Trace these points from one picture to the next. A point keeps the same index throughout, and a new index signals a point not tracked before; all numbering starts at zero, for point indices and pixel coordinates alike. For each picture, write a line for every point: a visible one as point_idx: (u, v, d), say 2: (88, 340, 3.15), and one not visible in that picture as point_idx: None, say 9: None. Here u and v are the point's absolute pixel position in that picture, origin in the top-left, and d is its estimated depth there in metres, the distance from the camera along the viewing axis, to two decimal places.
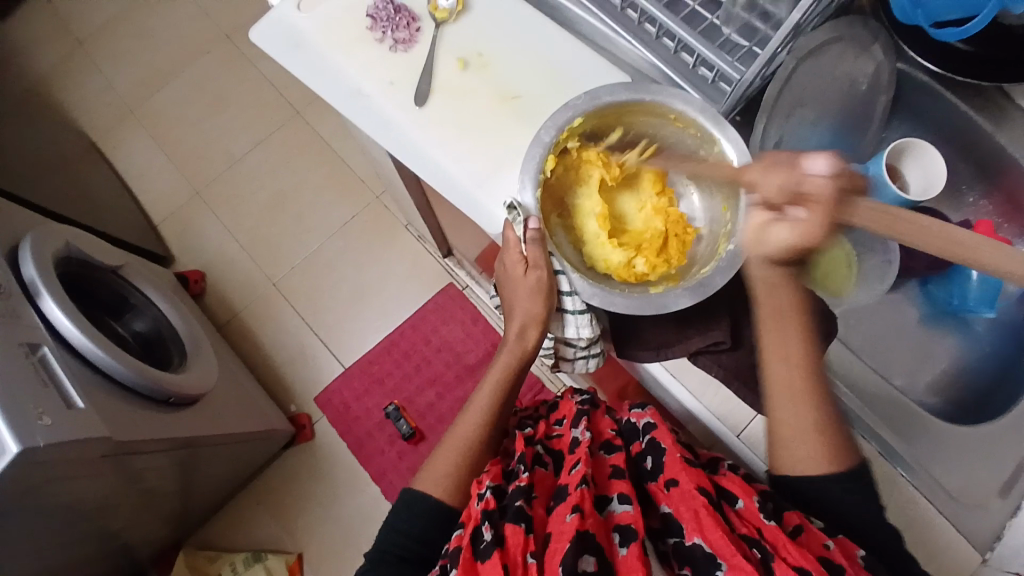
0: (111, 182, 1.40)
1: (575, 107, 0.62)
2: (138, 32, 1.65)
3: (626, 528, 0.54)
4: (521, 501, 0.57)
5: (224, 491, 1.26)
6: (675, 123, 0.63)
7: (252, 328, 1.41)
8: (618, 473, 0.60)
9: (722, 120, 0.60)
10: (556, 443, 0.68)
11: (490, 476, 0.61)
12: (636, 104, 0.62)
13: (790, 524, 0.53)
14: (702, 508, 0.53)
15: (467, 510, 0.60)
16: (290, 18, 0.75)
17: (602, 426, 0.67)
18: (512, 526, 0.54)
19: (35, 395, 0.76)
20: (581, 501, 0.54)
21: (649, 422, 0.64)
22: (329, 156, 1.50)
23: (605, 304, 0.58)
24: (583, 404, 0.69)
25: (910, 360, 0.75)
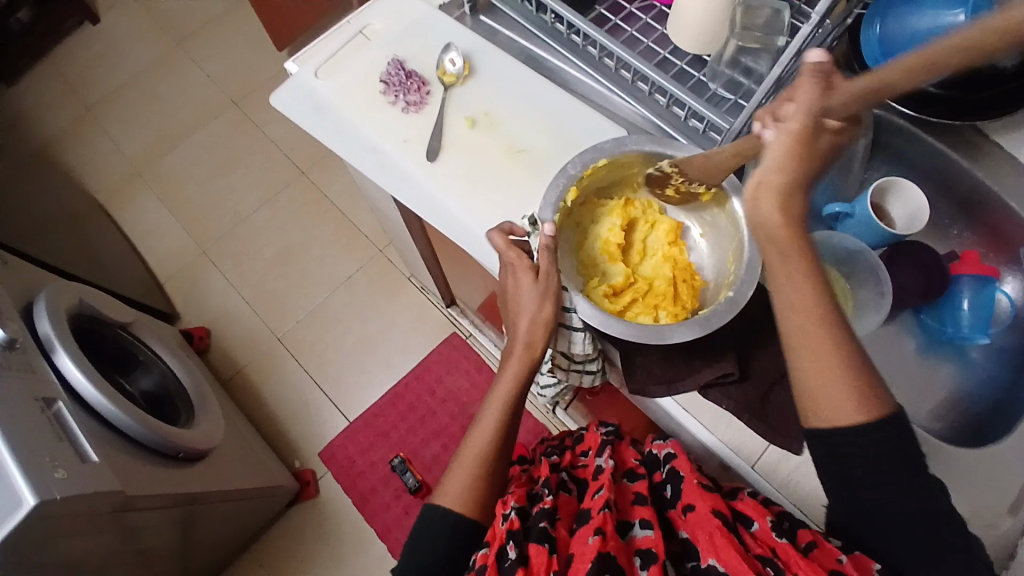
0: (118, 241, 1.43)
1: (600, 149, 0.65)
2: (148, 100, 1.72)
3: (647, 552, 0.55)
4: (545, 522, 0.58)
5: (225, 552, 1.22)
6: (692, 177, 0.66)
7: (256, 383, 1.41)
8: (641, 499, 0.61)
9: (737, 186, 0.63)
10: (580, 471, 0.70)
11: (514, 498, 0.63)
12: (658, 156, 0.66)
13: (803, 541, 0.55)
14: (717, 530, 0.54)
15: (492, 530, 0.61)
16: (309, 84, 0.80)
17: (625, 455, 0.69)
18: (536, 547, 0.56)
19: (50, 449, 0.76)
20: (604, 524, 0.56)
21: (670, 453, 0.65)
22: (334, 213, 1.54)
23: (602, 325, 0.60)
24: (607, 435, 0.72)
25: (915, 387, 0.76)
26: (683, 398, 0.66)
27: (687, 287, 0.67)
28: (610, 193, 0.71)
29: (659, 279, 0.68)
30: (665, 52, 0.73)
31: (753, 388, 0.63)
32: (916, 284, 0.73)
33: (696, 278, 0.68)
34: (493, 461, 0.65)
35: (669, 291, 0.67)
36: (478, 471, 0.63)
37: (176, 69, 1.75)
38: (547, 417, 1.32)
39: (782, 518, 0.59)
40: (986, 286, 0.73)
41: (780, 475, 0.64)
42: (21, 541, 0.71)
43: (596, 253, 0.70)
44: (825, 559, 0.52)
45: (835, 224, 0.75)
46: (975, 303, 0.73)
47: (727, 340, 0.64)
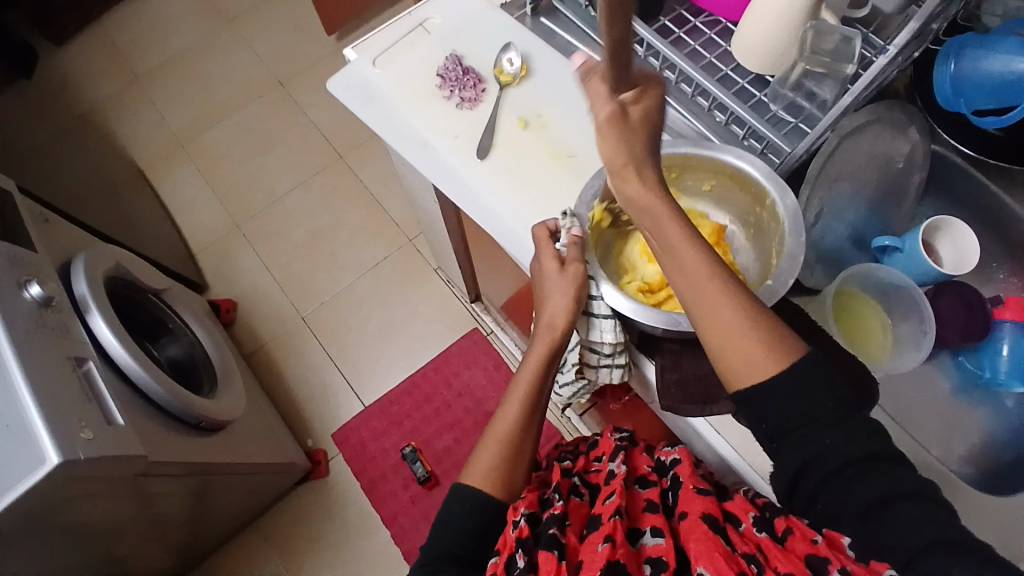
0: (154, 209, 1.45)
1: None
2: (194, 72, 1.74)
3: (657, 561, 0.56)
4: (555, 529, 0.58)
5: (234, 523, 1.24)
6: (732, 177, 0.66)
7: (277, 360, 1.42)
8: (652, 507, 0.61)
9: (776, 178, 0.63)
10: (593, 476, 0.69)
11: (525, 503, 0.62)
12: (698, 157, 0.66)
13: (779, 530, 0.54)
14: (702, 534, 0.54)
15: (502, 537, 0.61)
16: (365, 72, 0.80)
17: (638, 461, 0.69)
18: (545, 553, 0.55)
19: (78, 408, 0.77)
20: (614, 532, 0.56)
21: (677, 458, 0.66)
22: (367, 200, 1.55)
23: (635, 313, 0.59)
24: (621, 440, 0.71)
25: (944, 429, 0.75)
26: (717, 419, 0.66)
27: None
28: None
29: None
30: (727, 69, 0.72)
31: None
32: (956, 320, 0.73)
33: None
34: (520, 443, 0.65)
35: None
36: (505, 451, 0.64)
37: (224, 45, 1.77)
38: (562, 421, 1.31)
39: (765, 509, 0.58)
40: None
41: None
42: (44, 496, 0.72)
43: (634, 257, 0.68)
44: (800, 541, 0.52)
45: (882, 257, 0.74)
46: (1016, 351, 0.72)
47: None
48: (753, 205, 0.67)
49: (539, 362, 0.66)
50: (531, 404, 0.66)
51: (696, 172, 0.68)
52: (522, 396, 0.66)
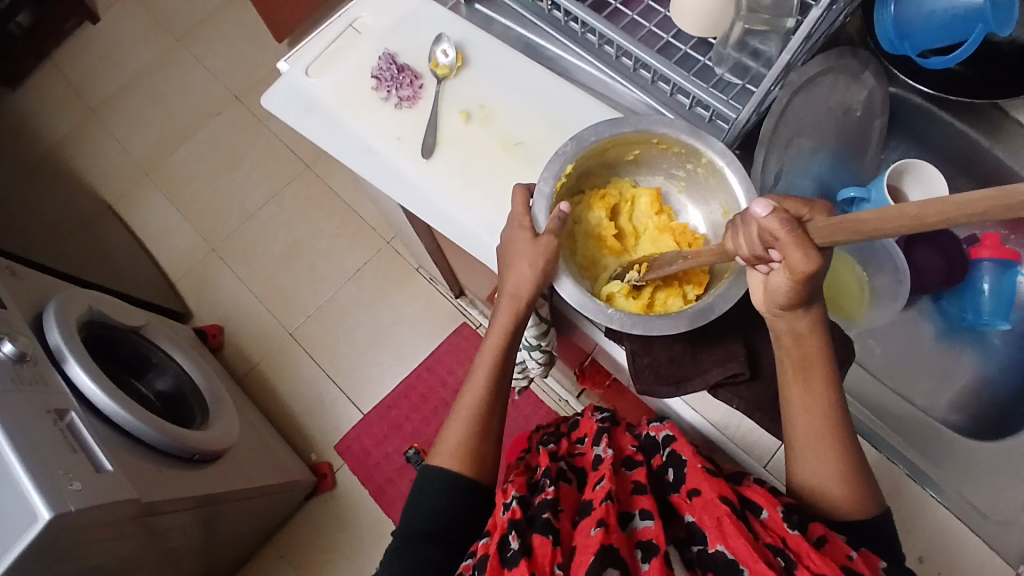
0: (128, 243, 1.44)
1: (566, 155, 0.62)
2: (150, 98, 1.72)
3: (648, 544, 0.51)
4: (548, 513, 0.54)
5: (247, 545, 1.25)
6: (658, 145, 0.65)
7: (270, 378, 1.42)
8: (641, 488, 0.57)
9: (701, 133, 0.61)
10: (579, 460, 0.65)
11: (515, 487, 0.59)
12: (621, 136, 0.63)
13: (814, 534, 0.51)
14: (724, 517, 0.50)
15: (492, 520, 0.57)
16: (299, 83, 0.78)
17: (623, 442, 0.64)
18: (539, 538, 0.52)
19: (64, 461, 0.77)
20: (606, 515, 0.52)
21: (668, 435, 0.61)
22: (340, 206, 1.53)
23: (649, 330, 0.57)
24: (603, 422, 0.67)
25: (930, 380, 0.74)
26: (692, 397, 0.65)
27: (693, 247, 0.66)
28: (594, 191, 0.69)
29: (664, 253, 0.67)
30: (668, 36, 0.69)
31: (763, 388, 0.61)
32: (934, 269, 0.71)
33: (696, 237, 0.68)
34: (487, 417, 0.63)
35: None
36: (470, 427, 0.62)
37: (177, 67, 1.74)
38: (560, 405, 1.30)
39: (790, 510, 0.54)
40: (1007, 270, 0.69)
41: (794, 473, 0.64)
42: (39, 553, 0.72)
43: (595, 252, 0.67)
44: (836, 554, 0.49)
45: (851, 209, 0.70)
46: (996, 288, 0.70)
47: (733, 334, 0.62)
48: (684, 163, 0.66)
49: (503, 328, 0.63)
50: (498, 375, 0.64)
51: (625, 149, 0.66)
52: (487, 368, 0.64)
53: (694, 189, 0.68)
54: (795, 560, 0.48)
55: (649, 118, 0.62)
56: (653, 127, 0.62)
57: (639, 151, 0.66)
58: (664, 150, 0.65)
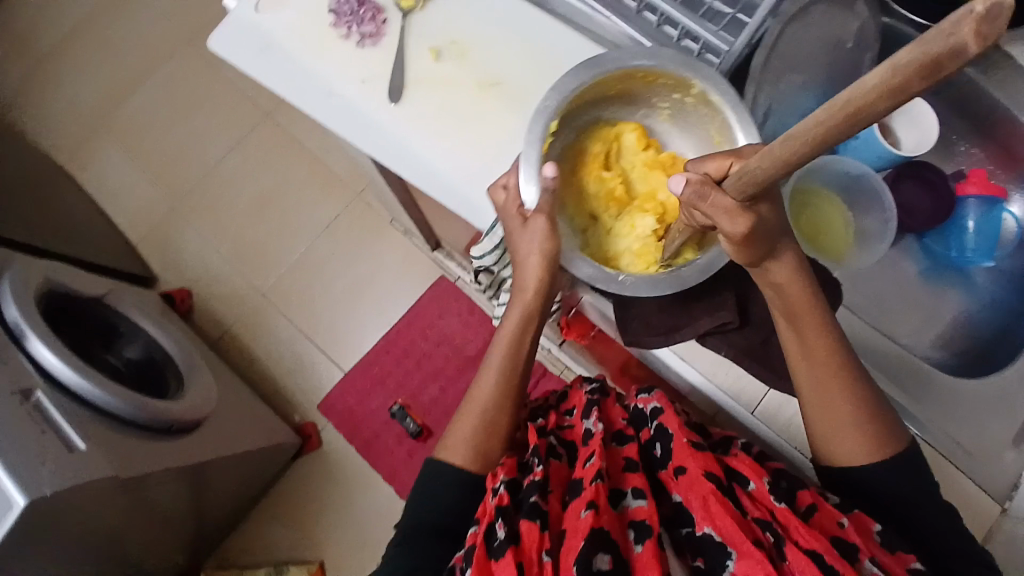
0: (81, 204, 1.36)
1: (548, 110, 0.58)
2: (89, 46, 1.59)
3: (640, 524, 0.50)
4: (536, 497, 0.53)
5: (236, 507, 1.25)
6: (643, 79, 0.61)
7: (246, 340, 1.39)
8: (632, 465, 0.56)
9: (688, 60, 0.57)
10: (568, 433, 0.64)
11: (505, 469, 0.58)
12: (600, 76, 0.59)
13: (803, 504, 0.53)
14: (711, 495, 0.50)
15: (482, 506, 0.56)
16: (250, 21, 0.72)
17: (613, 415, 0.64)
18: (527, 523, 0.51)
19: (33, 443, 0.74)
20: (596, 496, 0.51)
21: (656, 406, 0.61)
22: (305, 158, 1.46)
23: (658, 290, 0.55)
24: (593, 394, 0.66)
25: (915, 320, 0.75)
26: (682, 348, 0.65)
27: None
28: (579, 143, 0.65)
29: (658, 191, 0.64)
30: None
31: (755, 337, 0.60)
32: (922, 209, 0.71)
33: (687, 162, 0.65)
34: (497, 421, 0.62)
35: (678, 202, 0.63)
36: (480, 426, 0.62)
37: (116, 13, 1.60)
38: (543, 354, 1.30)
39: (778, 476, 0.57)
40: (992, 208, 0.70)
41: (781, 417, 0.64)
42: (17, 538, 0.70)
43: (597, 206, 0.65)
44: (825, 523, 0.51)
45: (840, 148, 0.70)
46: (981, 225, 0.71)
47: (724, 286, 0.61)
48: (675, 94, 0.62)
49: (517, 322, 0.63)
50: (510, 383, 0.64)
51: (608, 87, 0.62)
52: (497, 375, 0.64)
53: (689, 121, 0.64)
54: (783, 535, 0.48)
55: (627, 51, 0.58)
56: (630, 57, 0.58)
57: (623, 86, 0.63)
58: (651, 82, 0.61)
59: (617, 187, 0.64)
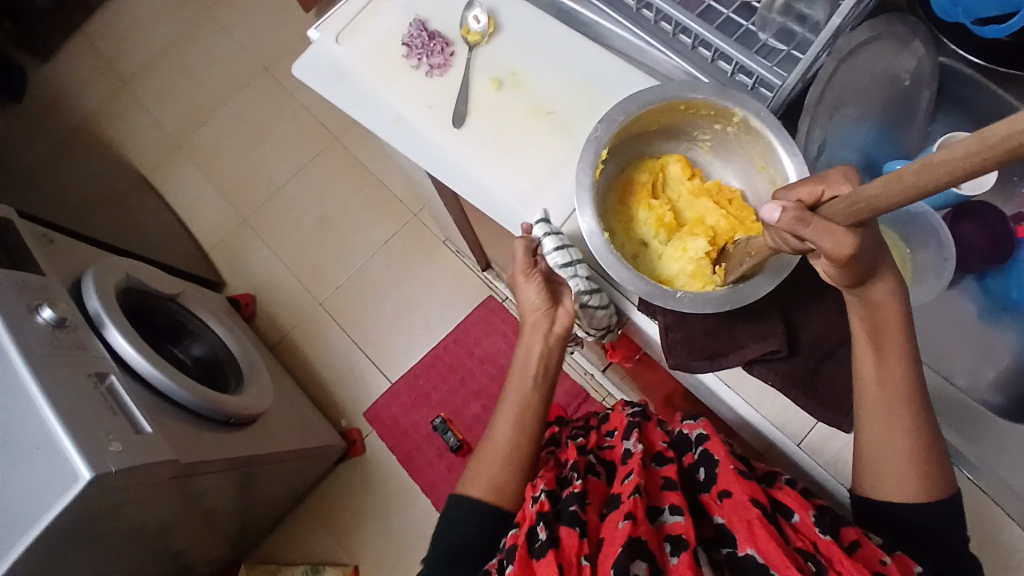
0: (161, 212, 1.47)
1: (599, 140, 0.60)
2: (180, 68, 1.73)
3: (677, 539, 0.51)
4: (576, 505, 0.54)
5: (281, 507, 1.30)
6: (685, 111, 0.64)
7: (301, 347, 1.45)
8: (671, 484, 0.57)
9: (727, 91, 0.61)
10: (608, 453, 0.65)
11: (544, 481, 0.60)
12: (646, 108, 0.62)
13: (846, 539, 0.52)
14: (756, 519, 0.50)
15: (522, 512, 0.58)
16: (330, 51, 0.78)
17: (654, 437, 0.64)
18: (566, 529, 0.53)
19: (105, 422, 0.81)
20: (634, 509, 0.52)
21: (701, 434, 0.61)
22: (367, 178, 1.54)
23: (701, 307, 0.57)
24: (634, 416, 0.66)
25: (972, 358, 0.73)
26: (726, 373, 0.65)
27: (735, 204, 0.66)
28: (625, 175, 0.68)
29: (707, 217, 0.65)
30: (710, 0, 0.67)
31: (798, 366, 0.61)
32: (978, 245, 0.70)
33: (733, 191, 0.67)
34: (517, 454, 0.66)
35: (728, 226, 0.64)
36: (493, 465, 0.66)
37: (205, 38, 1.74)
38: (586, 379, 1.30)
39: (823, 511, 0.55)
40: None
41: (827, 451, 0.64)
42: (84, 508, 0.76)
43: (647, 233, 0.65)
44: (868, 558, 0.50)
45: None
46: None
47: (769, 314, 0.62)
48: (716, 124, 0.65)
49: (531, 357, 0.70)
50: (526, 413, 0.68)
51: (652, 121, 0.65)
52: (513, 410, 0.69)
53: (730, 152, 0.67)
54: (826, 565, 0.49)
55: (673, 83, 0.61)
56: (673, 91, 0.61)
57: (666, 120, 0.66)
58: (693, 113, 0.64)
59: (666, 214, 0.66)
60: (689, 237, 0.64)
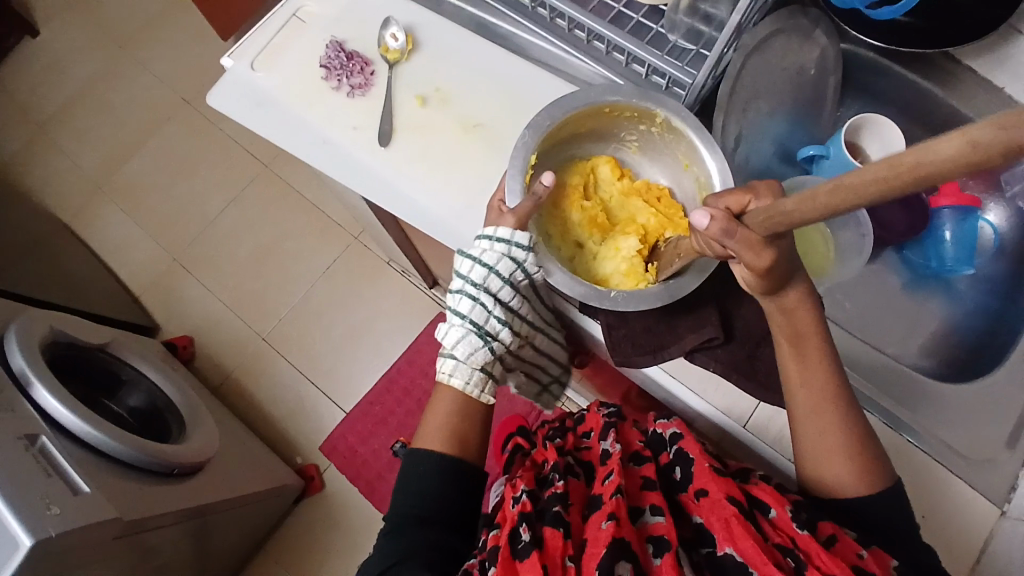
0: (87, 258, 1.39)
1: (526, 145, 0.60)
2: (96, 108, 1.65)
3: (660, 538, 0.51)
4: (559, 507, 0.53)
5: (240, 554, 1.23)
6: (609, 113, 0.64)
7: (247, 384, 1.40)
8: (651, 484, 0.56)
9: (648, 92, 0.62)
10: (585, 454, 0.64)
11: (523, 480, 0.58)
12: (572, 114, 0.62)
13: (823, 533, 0.52)
14: (732, 518, 0.51)
15: (502, 512, 0.57)
16: (247, 78, 0.76)
17: (631, 437, 0.63)
18: (550, 530, 0.51)
19: (40, 486, 0.75)
20: (617, 509, 0.51)
21: (676, 432, 0.60)
22: (303, 204, 1.50)
23: (632, 302, 0.57)
24: (610, 417, 0.65)
25: (900, 329, 0.76)
26: (669, 364, 0.66)
27: (664, 202, 0.67)
28: (557, 179, 0.68)
29: (638, 217, 0.67)
30: (620, 6, 0.69)
31: (742, 350, 0.62)
32: (899, 222, 0.72)
33: (661, 189, 0.68)
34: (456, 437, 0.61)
35: (658, 225, 0.66)
36: (453, 410, 0.61)
37: (120, 74, 1.67)
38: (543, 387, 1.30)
39: (798, 506, 0.54)
40: (967, 216, 0.71)
41: (772, 429, 0.64)
42: None
43: (581, 236, 0.66)
44: (846, 553, 0.50)
45: (812, 166, 0.72)
46: (956, 235, 0.72)
47: (708, 303, 0.63)
48: (641, 125, 0.66)
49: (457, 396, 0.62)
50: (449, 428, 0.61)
51: (577, 125, 0.65)
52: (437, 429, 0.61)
53: (656, 150, 0.68)
54: (805, 561, 0.49)
55: (597, 89, 0.62)
56: (596, 94, 0.62)
57: (592, 124, 0.66)
58: (617, 115, 0.65)
59: (598, 214, 0.67)
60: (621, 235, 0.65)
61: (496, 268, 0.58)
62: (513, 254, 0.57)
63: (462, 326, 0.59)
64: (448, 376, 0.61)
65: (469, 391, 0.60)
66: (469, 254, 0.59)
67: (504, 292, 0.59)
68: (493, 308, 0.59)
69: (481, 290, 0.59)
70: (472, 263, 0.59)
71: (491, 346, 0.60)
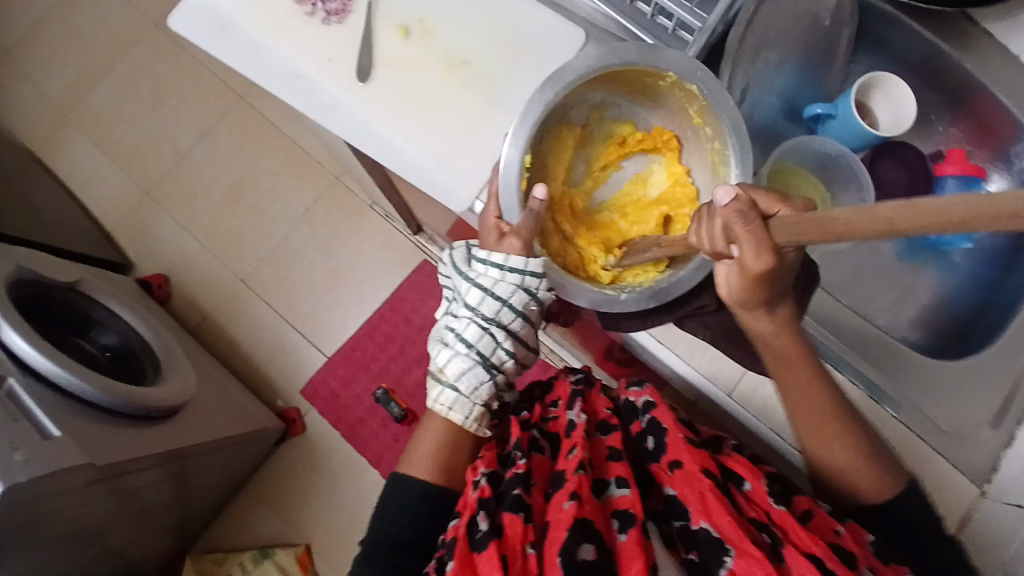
0: (56, 190, 1.33)
1: (535, 113, 0.56)
2: (57, 28, 1.54)
3: (624, 514, 0.50)
4: (519, 489, 0.53)
5: (221, 494, 1.25)
6: (605, 75, 0.59)
7: (225, 326, 1.37)
8: (616, 455, 0.56)
9: (656, 50, 0.57)
10: (552, 425, 0.62)
11: (484, 463, 0.58)
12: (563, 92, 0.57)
13: (799, 509, 0.52)
14: (708, 491, 0.50)
15: (462, 499, 0.56)
16: (212, 1, 0.69)
17: (598, 405, 0.62)
18: (509, 516, 0.51)
19: (6, 431, 0.74)
20: (578, 488, 0.50)
21: (649, 400, 0.59)
22: (282, 140, 1.43)
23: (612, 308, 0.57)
24: (577, 384, 0.64)
25: (891, 297, 0.76)
26: (659, 330, 0.64)
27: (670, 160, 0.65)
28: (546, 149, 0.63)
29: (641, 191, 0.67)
30: None
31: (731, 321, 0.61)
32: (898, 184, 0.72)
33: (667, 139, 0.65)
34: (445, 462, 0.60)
35: (672, 195, 0.66)
36: (443, 439, 0.60)
37: None
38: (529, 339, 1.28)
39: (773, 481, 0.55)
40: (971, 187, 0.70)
41: (757, 397, 0.63)
42: None
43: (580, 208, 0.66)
44: (822, 529, 0.50)
45: (817, 126, 0.69)
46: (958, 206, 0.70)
47: None
48: (643, 80, 0.61)
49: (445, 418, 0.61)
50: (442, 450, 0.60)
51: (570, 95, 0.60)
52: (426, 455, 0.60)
53: (662, 101, 0.64)
54: (780, 535, 0.48)
55: (588, 57, 0.57)
56: (599, 63, 0.57)
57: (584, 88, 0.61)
58: (617, 75, 0.60)
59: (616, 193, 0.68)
60: (638, 216, 0.67)
61: (510, 300, 0.58)
62: (526, 285, 0.58)
63: (468, 356, 0.59)
64: (446, 409, 0.60)
65: (467, 426, 0.60)
66: (478, 285, 0.59)
67: (513, 324, 0.60)
68: (501, 341, 0.60)
69: (491, 322, 0.59)
70: (483, 295, 0.59)
71: (496, 379, 0.60)
